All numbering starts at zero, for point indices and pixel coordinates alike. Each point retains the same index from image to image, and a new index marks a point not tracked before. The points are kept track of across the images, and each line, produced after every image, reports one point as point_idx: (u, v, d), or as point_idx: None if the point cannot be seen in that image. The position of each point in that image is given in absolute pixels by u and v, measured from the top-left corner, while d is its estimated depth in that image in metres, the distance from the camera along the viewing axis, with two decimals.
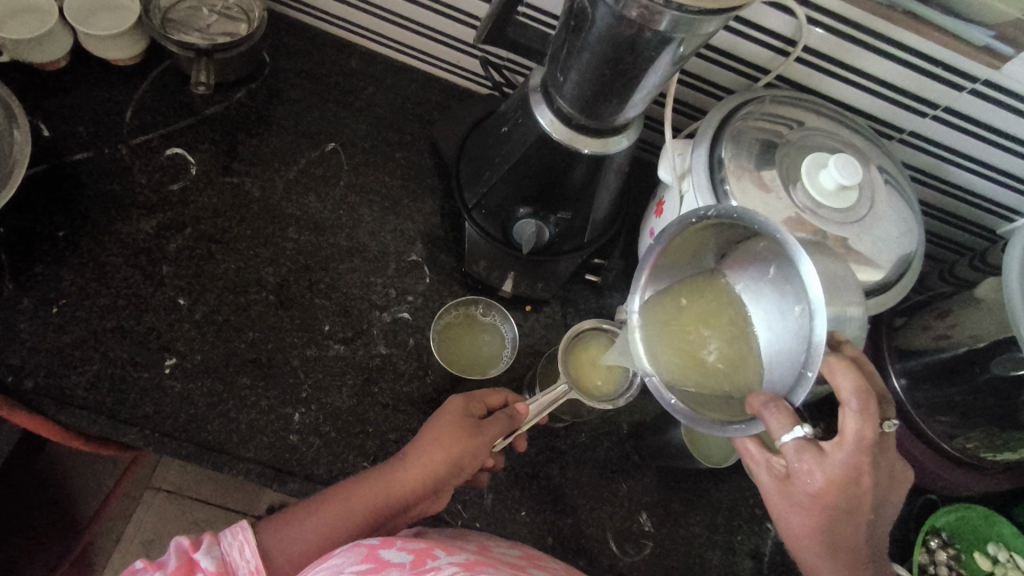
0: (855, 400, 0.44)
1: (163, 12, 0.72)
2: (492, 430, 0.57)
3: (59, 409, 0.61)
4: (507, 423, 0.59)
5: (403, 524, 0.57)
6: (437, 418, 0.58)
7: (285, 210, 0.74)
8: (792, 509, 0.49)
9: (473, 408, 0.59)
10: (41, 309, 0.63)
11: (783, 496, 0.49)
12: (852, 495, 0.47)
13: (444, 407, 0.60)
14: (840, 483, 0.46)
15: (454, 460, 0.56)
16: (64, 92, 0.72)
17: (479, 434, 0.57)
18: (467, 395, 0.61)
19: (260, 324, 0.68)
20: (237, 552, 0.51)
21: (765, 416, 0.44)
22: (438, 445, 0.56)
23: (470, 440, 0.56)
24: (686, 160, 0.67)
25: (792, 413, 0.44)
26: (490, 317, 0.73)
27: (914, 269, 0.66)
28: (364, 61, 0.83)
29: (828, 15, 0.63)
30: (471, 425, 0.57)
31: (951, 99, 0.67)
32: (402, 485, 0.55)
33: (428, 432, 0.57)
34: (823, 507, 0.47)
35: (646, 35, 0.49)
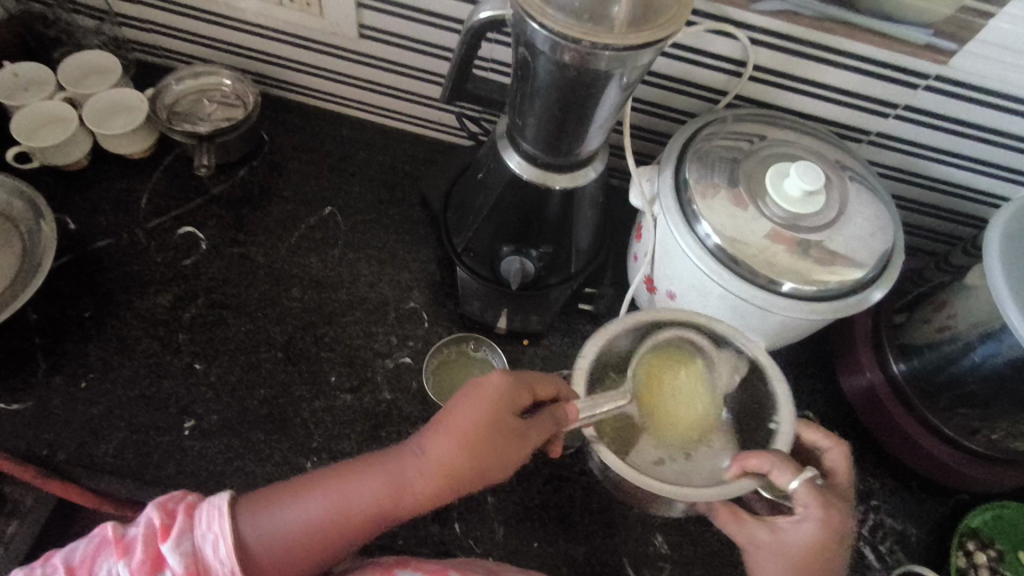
0: (827, 439, 0.59)
1: (170, 108, 0.81)
2: (540, 435, 0.52)
3: (89, 476, 0.65)
4: (559, 427, 0.53)
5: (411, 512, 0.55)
6: (478, 407, 0.51)
7: (290, 273, 0.79)
8: (766, 565, 0.53)
9: (523, 395, 0.53)
10: (71, 385, 0.68)
11: (775, 553, 0.53)
12: (832, 553, 0.52)
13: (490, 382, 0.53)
14: (826, 536, 0.52)
15: (484, 466, 0.50)
16: (86, 189, 0.80)
17: (524, 438, 0.51)
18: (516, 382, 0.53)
19: (270, 381, 0.72)
20: (212, 549, 0.48)
21: (773, 470, 0.53)
22: (477, 445, 0.50)
23: (512, 443, 0.51)
24: (654, 185, 0.70)
25: (795, 465, 0.53)
26: (482, 353, 0.77)
27: (896, 263, 0.67)
28: (355, 130, 0.90)
29: (771, 35, 0.66)
30: (515, 416, 0.52)
31: (908, 97, 0.69)
32: (424, 485, 0.51)
33: (458, 413, 0.51)
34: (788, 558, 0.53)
35: (587, 74, 0.53)
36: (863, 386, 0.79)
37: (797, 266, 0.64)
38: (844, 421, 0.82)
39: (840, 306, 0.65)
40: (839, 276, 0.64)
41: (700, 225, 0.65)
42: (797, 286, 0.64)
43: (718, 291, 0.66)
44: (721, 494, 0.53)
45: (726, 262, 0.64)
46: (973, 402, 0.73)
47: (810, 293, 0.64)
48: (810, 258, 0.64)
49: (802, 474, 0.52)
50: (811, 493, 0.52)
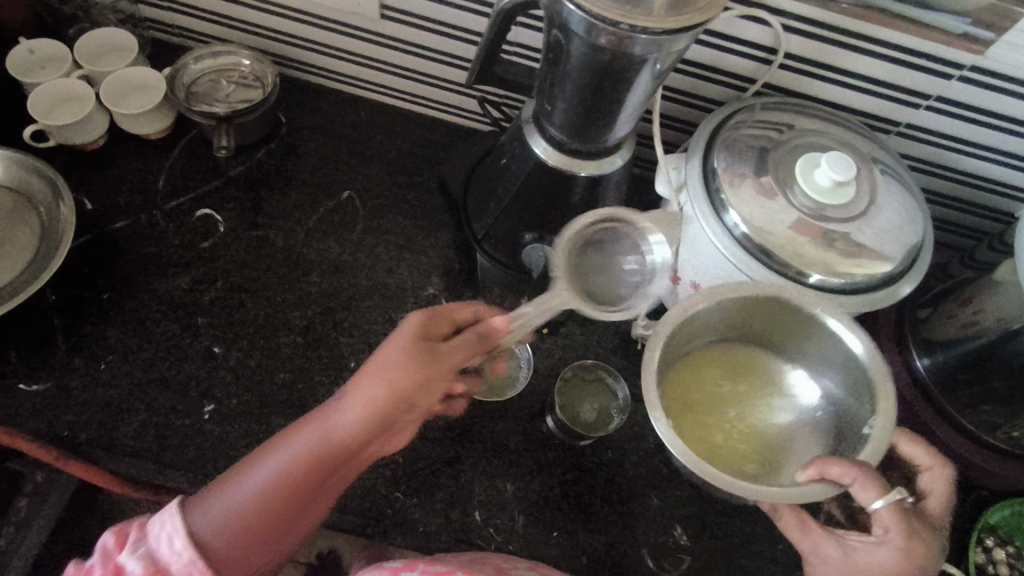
0: (932, 460, 0.62)
1: (187, 87, 0.79)
2: (452, 357, 0.53)
3: (110, 458, 0.64)
4: (473, 347, 0.54)
5: (361, 460, 0.55)
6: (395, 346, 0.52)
7: (307, 257, 0.78)
8: (831, 572, 0.53)
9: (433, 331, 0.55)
10: (90, 366, 0.68)
11: (839, 563, 0.53)
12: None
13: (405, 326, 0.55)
14: (905, 562, 0.50)
15: (399, 400, 0.51)
16: (101, 168, 0.79)
17: (432, 365, 0.51)
18: (418, 316, 0.55)
19: (290, 366, 0.72)
20: (166, 546, 0.49)
21: (861, 481, 0.52)
22: (382, 377, 0.51)
23: (425, 373, 0.51)
24: (681, 173, 0.69)
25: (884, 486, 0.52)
26: None
27: (925, 257, 0.66)
28: (373, 113, 0.89)
29: (805, 22, 0.65)
30: (425, 351, 0.52)
31: (941, 87, 0.67)
32: (346, 422, 0.51)
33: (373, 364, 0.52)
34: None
35: (622, 58, 0.52)
36: (885, 382, 0.79)
37: (821, 257, 0.63)
38: None
39: (869, 299, 0.64)
40: (868, 269, 0.63)
41: (728, 214, 0.64)
42: (824, 278, 0.63)
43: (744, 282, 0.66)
44: (796, 498, 0.53)
45: (754, 252, 0.64)
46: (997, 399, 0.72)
47: (837, 286, 0.64)
48: (835, 250, 0.63)
49: (888, 495, 0.51)
50: (896, 517, 0.51)
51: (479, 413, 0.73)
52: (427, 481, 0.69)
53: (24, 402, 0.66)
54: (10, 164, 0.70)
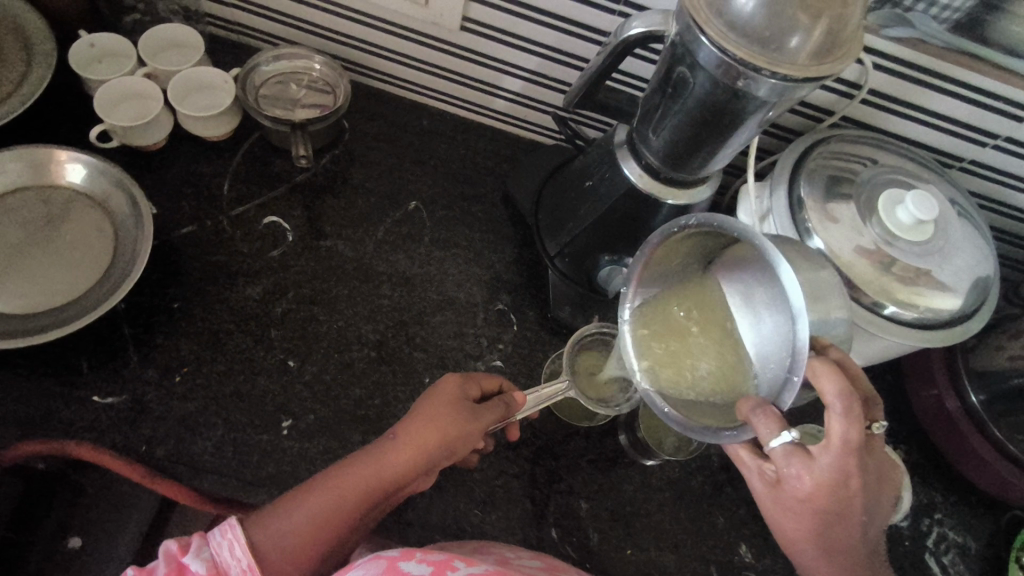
0: (840, 403, 0.43)
1: (257, 89, 0.77)
2: (486, 420, 0.58)
3: (191, 475, 0.63)
4: (504, 411, 0.60)
5: (395, 500, 0.57)
6: (451, 397, 0.58)
7: (376, 269, 0.77)
8: (779, 511, 0.49)
9: (471, 389, 0.60)
10: (164, 378, 0.66)
11: (775, 501, 0.49)
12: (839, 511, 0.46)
13: (441, 384, 0.60)
14: (829, 488, 0.45)
15: (448, 445, 0.55)
16: (164, 170, 0.76)
17: (478, 419, 0.57)
18: (457, 376, 0.60)
19: (365, 381, 0.71)
20: (228, 552, 0.49)
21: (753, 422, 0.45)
22: (433, 426, 0.55)
23: (469, 424, 0.57)
24: (765, 201, 0.70)
25: (779, 419, 0.44)
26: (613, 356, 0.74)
27: (992, 296, 0.69)
28: (435, 121, 0.88)
29: (892, 60, 0.66)
30: (469, 407, 0.58)
31: (1012, 129, 0.70)
32: (394, 464, 0.54)
33: (422, 410, 0.57)
34: (813, 512, 0.46)
35: (743, 99, 0.52)
36: (932, 406, 0.82)
37: (897, 291, 0.65)
38: (909, 436, 0.86)
39: (942, 334, 0.66)
40: (940, 306, 0.66)
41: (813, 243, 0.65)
42: (901, 312, 0.65)
43: None
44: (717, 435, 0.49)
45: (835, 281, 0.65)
46: None
47: (910, 319, 0.66)
48: (899, 280, 0.65)
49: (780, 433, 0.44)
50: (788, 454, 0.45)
51: (551, 430, 0.74)
52: (503, 498, 0.70)
53: (99, 415, 0.64)
54: (96, 174, 0.68)
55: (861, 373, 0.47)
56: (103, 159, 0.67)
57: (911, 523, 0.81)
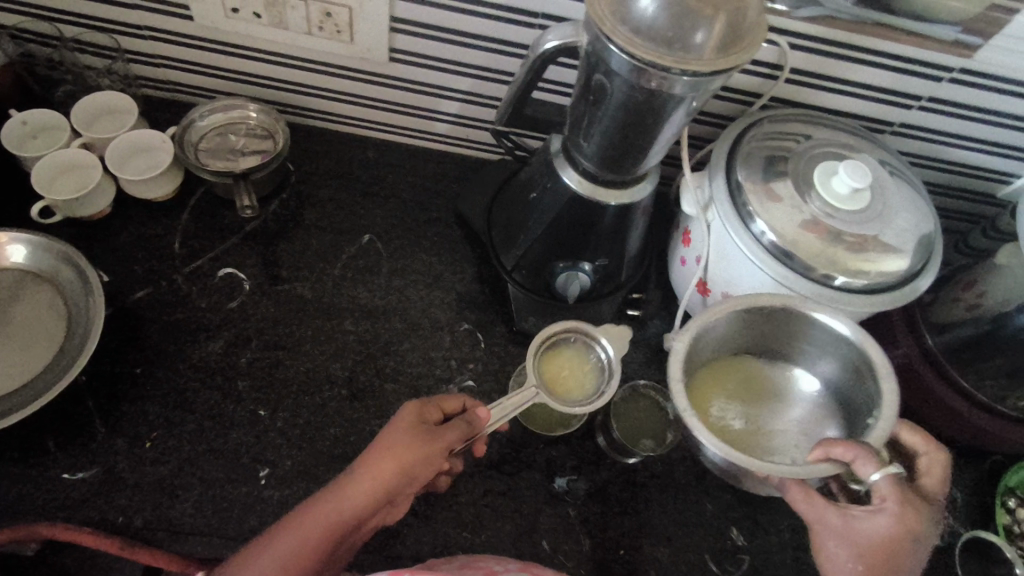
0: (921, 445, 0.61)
1: (196, 144, 0.78)
2: (448, 439, 0.57)
3: (172, 540, 0.63)
4: (466, 429, 0.58)
5: (359, 537, 0.55)
6: (410, 423, 0.57)
7: (338, 305, 0.77)
8: (836, 554, 0.52)
9: (430, 414, 0.59)
10: (135, 445, 0.66)
11: (847, 539, 0.52)
12: (908, 550, 0.51)
13: (399, 414, 0.58)
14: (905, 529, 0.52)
15: (407, 472, 0.54)
16: (112, 237, 0.76)
17: (437, 440, 0.56)
18: (423, 402, 0.60)
19: (339, 419, 0.71)
20: None
21: (857, 456, 0.54)
22: (392, 457, 0.54)
23: (432, 443, 0.55)
24: (706, 190, 0.72)
25: (881, 458, 0.54)
26: (577, 339, 0.72)
27: (936, 252, 0.71)
28: (381, 152, 0.88)
29: (807, 39, 0.68)
30: (428, 431, 0.57)
31: (932, 89, 0.72)
32: (363, 494, 0.52)
33: (377, 443, 0.55)
34: (884, 553, 0.51)
35: (662, 97, 0.53)
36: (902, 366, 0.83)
37: (843, 259, 0.66)
38: None
39: (894, 295, 0.67)
40: (889, 268, 0.67)
41: (756, 224, 0.67)
42: (851, 280, 0.66)
43: (778, 290, 0.68)
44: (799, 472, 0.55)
45: (781, 259, 0.67)
46: (1005, 372, 0.77)
47: (862, 286, 0.67)
48: (850, 249, 0.67)
49: (886, 468, 0.53)
50: (893, 487, 0.52)
51: (530, 442, 0.74)
52: (491, 516, 0.70)
53: (72, 492, 0.63)
54: (40, 251, 0.68)
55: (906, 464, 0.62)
56: (44, 235, 0.67)
57: None
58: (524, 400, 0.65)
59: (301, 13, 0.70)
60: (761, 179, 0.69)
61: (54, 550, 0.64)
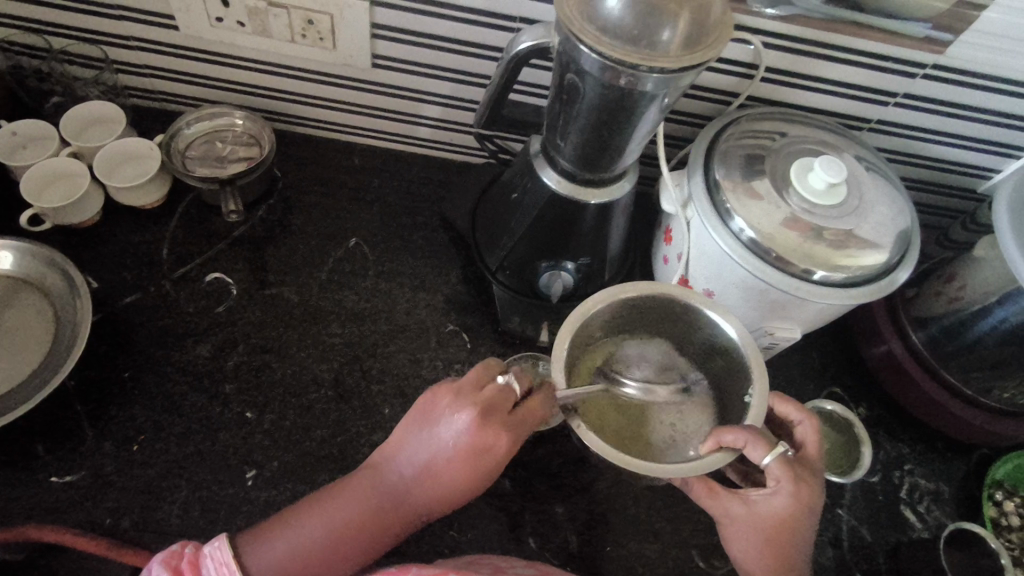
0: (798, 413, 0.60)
1: (183, 152, 0.79)
2: (526, 430, 0.54)
3: (160, 541, 0.63)
4: (540, 412, 0.55)
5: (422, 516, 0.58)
6: (482, 415, 0.52)
7: (325, 308, 0.78)
8: (741, 536, 0.57)
9: (504, 397, 0.54)
10: (123, 448, 0.67)
11: (748, 522, 0.56)
12: (804, 521, 0.55)
13: (461, 395, 0.54)
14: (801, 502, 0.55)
15: (494, 469, 0.53)
16: (101, 245, 0.77)
17: (516, 437, 0.53)
18: (473, 400, 0.53)
19: (326, 421, 0.72)
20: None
21: (746, 446, 0.55)
22: (468, 464, 0.52)
23: (512, 441, 0.53)
24: (685, 189, 0.72)
25: (767, 441, 0.56)
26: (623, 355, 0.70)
27: (915, 245, 0.71)
28: (367, 158, 0.90)
29: (781, 38, 0.70)
30: (507, 420, 0.53)
31: (907, 85, 0.73)
32: (419, 503, 0.54)
33: (438, 441, 0.53)
34: (783, 527, 0.55)
35: (634, 95, 0.54)
36: (887, 361, 0.84)
37: (821, 254, 0.67)
38: (869, 393, 0.86)
39: (873, 288, 0.68)
40: (867, 261, 0.68)
41: (734, 221, 0.67)
42: (829, 274, 0.67)
43: (757, 285, 0.69)
44: (695, 469, 0.55)
45: (760, 254, 0.67)
46: (989, 364, 0.78)
47: (841, 280, 0.68)
48: (828, 244, 0.67)
49: (773, 449, 0.55)
50: (783, 467, 0.55)
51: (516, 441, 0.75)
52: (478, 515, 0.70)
53: (60, 495, 0.64)
54: (25, 257, 0.69)
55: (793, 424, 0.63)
56: (30, 241, 0.69)
57: (884, 477, 0.81)
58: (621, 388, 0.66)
59: (284, 21, 0.71)
60: (739, 176, 0.70)
61: (43, 554, 0.65)
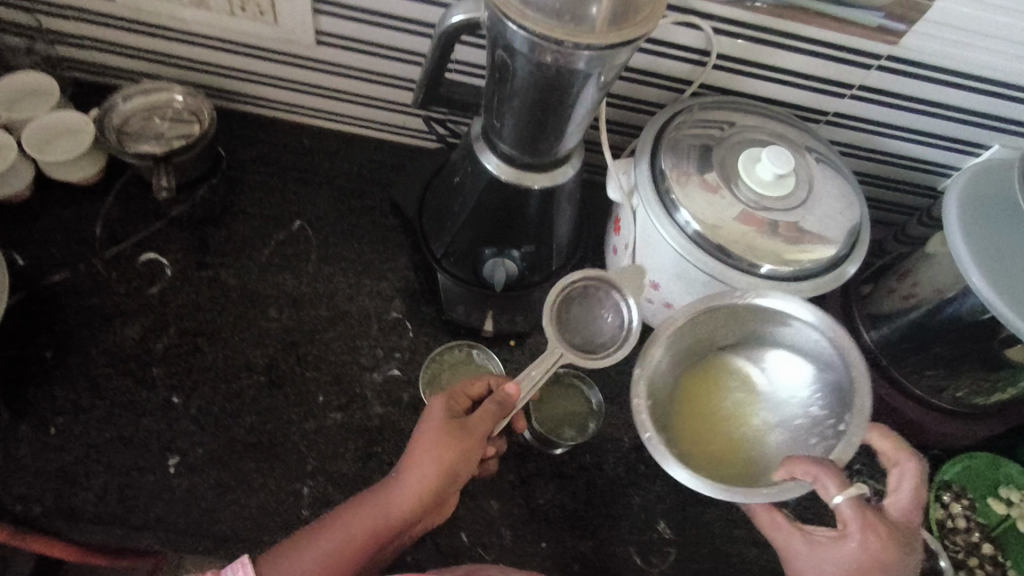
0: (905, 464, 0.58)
1: (118, 127, 0.76)
2: (479, 425, 0.57)
3: (72, 528, 0.62)
4: (497, 411, 0.58)
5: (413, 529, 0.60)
6: (442, 420, 0.57)
7: (263, 293, 0.76)
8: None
9: (457, 407, 0.59)
10: (40, 432, 0.65)
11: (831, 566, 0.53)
12: (890, 571, 0.50)
13: (427, 411, 0.59)
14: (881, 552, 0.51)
15: (450, 470, 0.55)
16: (30, 221, 0.75)
17: (470, 437, 0.56)
18: (438, 409, 0.58)
19: (257, 407, 0.70)
20: None
21: (823, 480, 0.53)
22: (431, 459, 0.55)
23: (467, 441, 0.56)
24: (631, 176, 0.70)
25: (842, 479, 0.53)
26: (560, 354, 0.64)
27: (864, 239, 0.70)
28: (316, 138, 0.87)
29: (732, 24, 0.68)
30: (461, 423, 0.57)
31: (862, 77, 0.72)
32: (402, 509, 0.55)
33: (414, 443, 0.57)
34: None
35: (566, 73, 0.52)
36: None
37: (766, 246, 0.65)
38: None
39: (819, 282, 0.67)
40: (814, 255, 0.66)
41: (679, 212, 0.65)
42: (775, 267, 0.65)
43: (700, 277, 0.67)
44: (780, 495, 0.56)
45: (704, 245, 0.65)
46: (938, 364, 0.76)
47: (787, 274, 0.66)
48: (774, 237, 0.66)
49: (846, 488, 0.52)
50: (855, 507, 0.52)
51: None
52: None
53: None
54: None
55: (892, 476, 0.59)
56: None
57: None
58: (552, 365, 0.64)
59: None
60: (687, 165, 0.68)
61: None
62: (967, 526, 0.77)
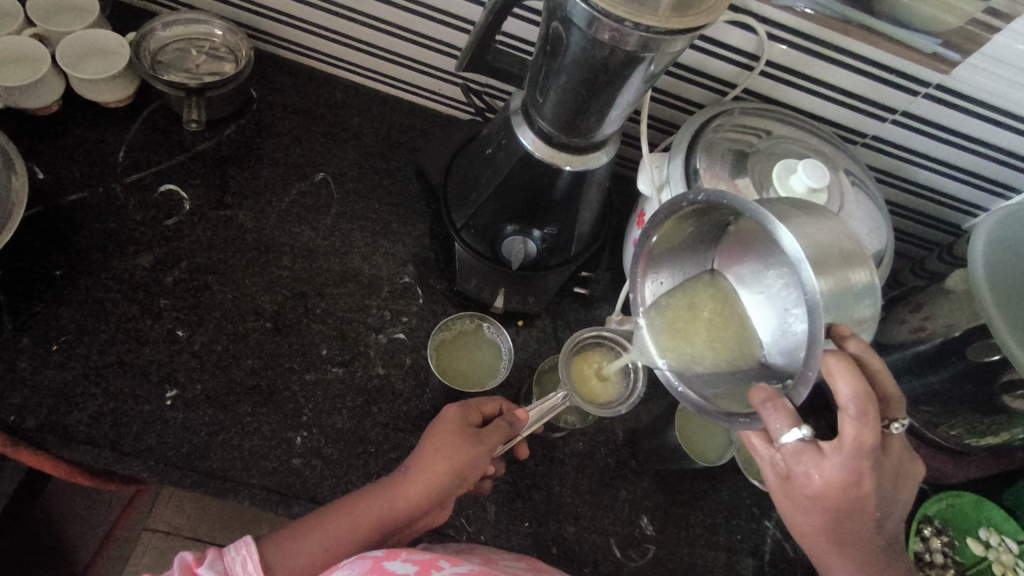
0: (854, 404, 0.44)
1: (153, 54, 0.75)
2: (491, 439, 0.59)
3: (62, 446, 0.62)
4: (508, 430, 0.61)
5: (408, 535, 0.59)
6: (454, 425, 0.59)
7: (278, 241, 0.75)
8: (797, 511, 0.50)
9: (471, 416, 0.61)
10: (41, 347, 0.64)
11: (786, 495, 0.50)
12: (845, 498, 0.47)
13: (442, 416, 0.61)
14: (839, 485, 0.47)
15: (458, 471, 0.57)
16: (55, 136, 0.74)
17: (481, 443, 0.58)
18: (451, 415, 0.60)
19: (259, 352, 0.69)
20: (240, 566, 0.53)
21: (765, 416, 0.46)
22: (442, 457, 0.57)
23: (477, 449, 0.58)
24: (664, 172, 0.70)
25: (789, 415, 0.45)
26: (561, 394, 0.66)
27: (885, 265, 0.69)
28: (350, 94, 0.86)
29: (787, 31, 0.67)
30: (471, 433, 0.59)
31: (908, 103, 0.71)
32: (410, 500, 0.56)
33: (428, 442, 0.59)
34: (824, 506, 0.48)
35: (619, 56, 0.51)
36: None
37: None
38: None
39: None
40: None
41: None
42: None
43: None
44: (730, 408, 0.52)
45: None
46: (938, 399, 0.77)
47: None
48: None
49: (793, 427, 0.45)
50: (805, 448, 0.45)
51: None
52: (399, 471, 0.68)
53: None
54: None
55: (885, 380, 0.47)
56: None
57: None
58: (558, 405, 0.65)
59: None
60: (721, 167, 0.67)
61: None
62: (943, 563, 0.76)
